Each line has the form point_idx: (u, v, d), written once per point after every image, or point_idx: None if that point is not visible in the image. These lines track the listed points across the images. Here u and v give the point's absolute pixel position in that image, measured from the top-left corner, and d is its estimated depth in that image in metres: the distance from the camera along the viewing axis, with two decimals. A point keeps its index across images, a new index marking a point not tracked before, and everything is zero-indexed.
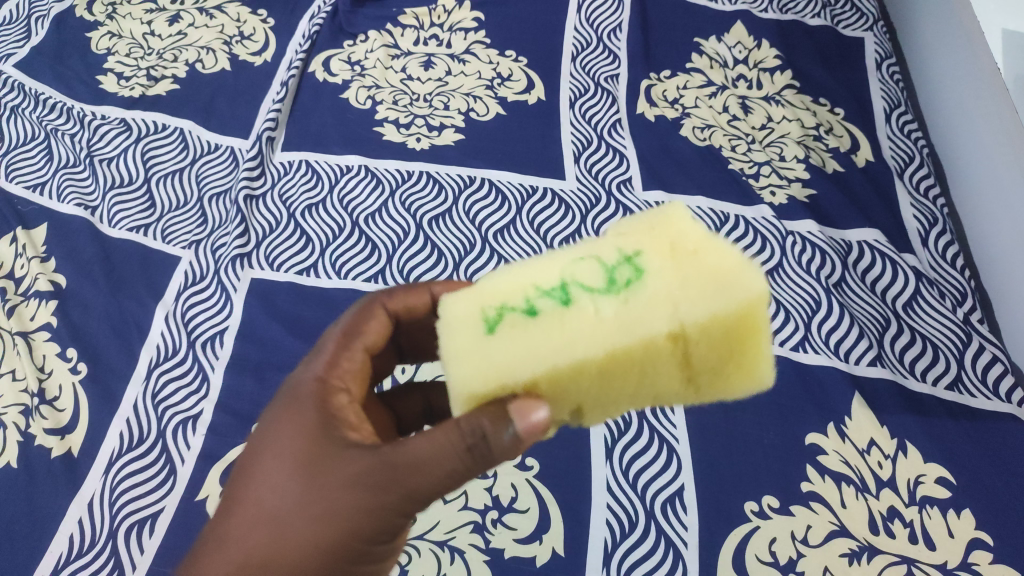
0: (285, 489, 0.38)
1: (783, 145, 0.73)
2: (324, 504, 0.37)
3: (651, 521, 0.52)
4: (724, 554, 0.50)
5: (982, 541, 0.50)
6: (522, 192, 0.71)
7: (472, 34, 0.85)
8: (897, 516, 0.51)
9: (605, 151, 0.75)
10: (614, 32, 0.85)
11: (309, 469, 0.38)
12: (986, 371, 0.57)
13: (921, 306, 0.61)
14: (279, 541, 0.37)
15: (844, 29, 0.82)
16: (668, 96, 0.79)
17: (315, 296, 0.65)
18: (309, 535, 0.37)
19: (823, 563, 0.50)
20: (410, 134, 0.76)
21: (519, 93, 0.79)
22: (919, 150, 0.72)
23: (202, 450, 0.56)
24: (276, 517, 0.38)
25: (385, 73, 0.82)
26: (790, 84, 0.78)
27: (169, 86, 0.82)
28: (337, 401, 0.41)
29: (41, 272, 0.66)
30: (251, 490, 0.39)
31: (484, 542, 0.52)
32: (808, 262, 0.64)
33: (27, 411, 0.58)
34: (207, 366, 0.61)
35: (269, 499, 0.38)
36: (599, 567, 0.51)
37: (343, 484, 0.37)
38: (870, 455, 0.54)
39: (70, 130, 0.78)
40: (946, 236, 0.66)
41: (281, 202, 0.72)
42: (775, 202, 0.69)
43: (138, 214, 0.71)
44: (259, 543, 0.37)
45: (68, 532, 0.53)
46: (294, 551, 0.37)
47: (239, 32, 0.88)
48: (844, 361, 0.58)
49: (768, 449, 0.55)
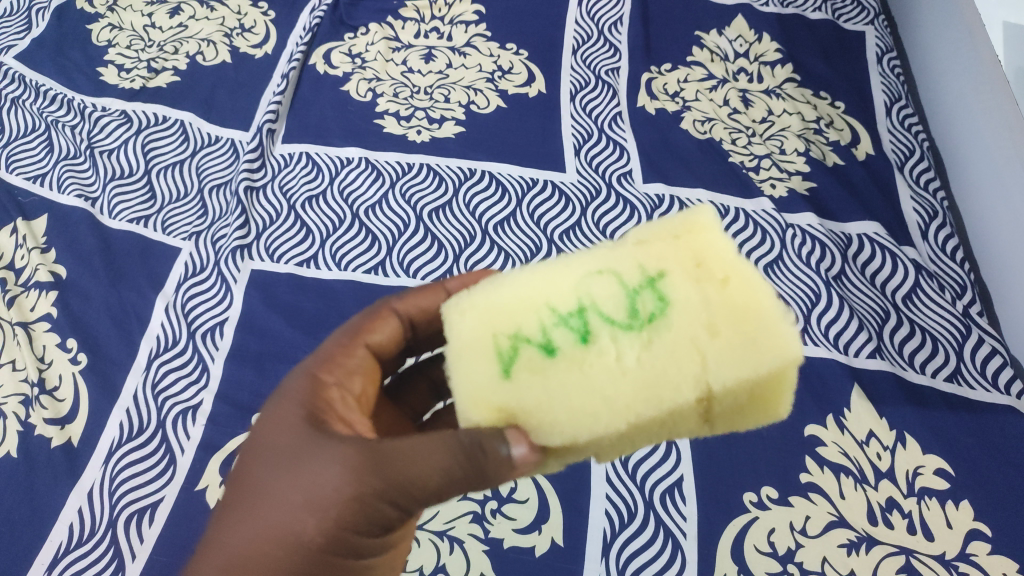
0: (267, 483, 0.39)
1: (783, 138, 0.73)
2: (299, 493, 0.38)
3: (650, 511, 0.52)
4: (722, 544, 0.50)
5: (981, 532, 0.50)
6: (523, 184, 0.71)
7: (473, 27, 0.85)
8: (896, 507, 0.51)
9: (606, 144, 0.75)
10: (614, 26, 0.85)
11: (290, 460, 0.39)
12: (986, 363, 0.57)
13: (921, 299, 0.61)
14: (269, 535, 0.38)
15: (845, 23, 0.82)
16: (668, 90, 0.79)
17: (316, 287, 0.65)
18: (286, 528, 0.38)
19: (821, 554, 0.50)
20: (410, 126, 0.76)
21: (520, 86, 0.79)
22: (919, 144, 0.72)
23: (202, 440, 0.56)
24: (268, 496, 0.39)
25: (385, 66, 0.82)
26: (791, 77, 0.78)
27: (169, 78, 0.82)
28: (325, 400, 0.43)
29: (42, 263, 0.66)
30: (241, 480, 0.41)
31: (483, 532, 0.52)
32: (808, 254, 0.64)
33: (27, 401, 0.58)
34: (207, 357, 0.61)
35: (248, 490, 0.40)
36: (597, 557, 0.51)
37: (323, 476, 0.38)
38: (869, 446, 0.54)
39: (70, 122, 0.78)
40: (946, 229, 0.66)
41: (281, 193, 0.72)
42: (775, 194, 0.69)
43: (138, 206, 0.71)
44: (242, 529, 0.38)
45: (68, 521, 0.53)
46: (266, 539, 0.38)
47: (240, 25, 0.88)
48: (843, 353, 0.58)
49: (767, 441, 0.55)
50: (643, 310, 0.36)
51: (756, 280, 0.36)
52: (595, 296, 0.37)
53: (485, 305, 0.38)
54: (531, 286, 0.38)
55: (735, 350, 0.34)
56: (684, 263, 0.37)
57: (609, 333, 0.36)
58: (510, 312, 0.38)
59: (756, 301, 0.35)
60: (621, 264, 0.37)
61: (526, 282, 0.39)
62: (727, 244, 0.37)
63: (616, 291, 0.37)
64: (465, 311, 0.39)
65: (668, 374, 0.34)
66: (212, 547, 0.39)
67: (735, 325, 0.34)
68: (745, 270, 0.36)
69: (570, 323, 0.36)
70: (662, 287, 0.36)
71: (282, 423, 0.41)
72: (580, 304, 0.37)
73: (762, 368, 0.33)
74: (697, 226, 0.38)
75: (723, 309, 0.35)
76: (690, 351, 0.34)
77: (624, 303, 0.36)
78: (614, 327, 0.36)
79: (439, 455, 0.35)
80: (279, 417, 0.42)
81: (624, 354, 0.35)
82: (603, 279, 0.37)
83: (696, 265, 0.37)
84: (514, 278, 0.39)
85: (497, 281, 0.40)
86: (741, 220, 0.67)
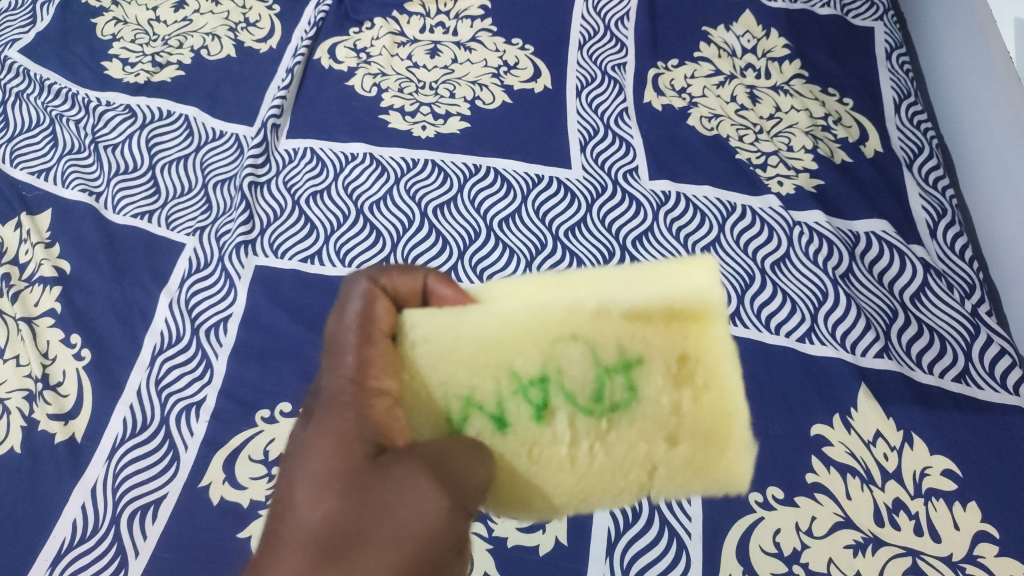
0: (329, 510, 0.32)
1: (791, 135, 0.72)
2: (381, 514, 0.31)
3: (655, 511, 0.52)
4: (728, 545, 0.50)
5: (988, 533, 0.50)
6: (528, 180, 0.71)
7: (479, 22, 0.85)
8: (902, 508, 0.51)
9: (612, 141, 0.74)
10: (621, 21, 0.84)
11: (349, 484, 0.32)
12: (994, 364, 0.57)
13: (930, 298, 0.60)
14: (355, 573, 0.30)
15: (854, 19, 0.81)
16: (675, 86, 0.78)
17: (320, 283, 0.64)
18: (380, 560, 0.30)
19: (827, 555, 0.50)
20: (415, 122, 0.76)
21: (526, 82, 0.79)
22: (928, 141, 0.71)
23: (205, 436, 0.56)
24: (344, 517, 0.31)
25: (390, 61, 0.82)
26: (799, 73, 0.77)
27: (174, 72, 0.82)
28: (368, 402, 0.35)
29: (46, 258, 0.66)
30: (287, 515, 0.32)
31: (487, 531, 0.52)
32: (816, 253, 0.64)
33: (31, 397, 0.58)
34: (211, 353, 0.60)
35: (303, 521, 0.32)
36: (601, 557, 0.50)
37: (386, 501, 0.31)
38: (876, 447, 0.54)
39: (75, 116, 0.78)
40: (955, 227, 0.65)
41: (286, 189, 0.72)
42: (782, 192, 0.68)
43: (142, 201, 0.71)
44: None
45: (71, 517, 0.53)
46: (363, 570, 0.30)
47: (245, 19, 0.87)
48: (851, 352, 0.58)
49: (773, 440, 0.54)
50: (609, 397, 0.35)
51: (732, 399, 0.35)
52: (564, 370, 0.34)
53: (443, 340, 0.35)
54: (494, 337, 0.35)
55: (684, 474, 0.35)
56: (668, 356, 0.34)
57: (568, 416, 0.35)
58: (466, 365, 0.35)
59: (725, 426, 0.35)
60: (602, 338, 0.34)
61: (487, 331, 0.35)
62: (720, 346, 0.34)
63: (587, 368, 0.34)
64: (421, 344, 0.36)
65: (613, 479, 0.36)
66: None
67: (695, 446, 0.35)
68: (725, 390, 0.35)
69: (530, 394, 0.35)
70: (635, 376, 0.34)
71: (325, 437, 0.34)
72: (545, 373, 0.34)
73: (704, 491, 0.36)
74: (689, 308, 0.34)
75: (686, 425, 0.35)
76: (642, 462, 0.35)
77: (591, 387, 0.35)
78: (574, 408, 0.35)
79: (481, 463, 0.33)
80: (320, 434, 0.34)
81: (578, 443, 0.35)
82: (574, 345, 0.34)
83: (679, 359, 0.34)
84: (476, 316, 0.35)
85: (458, 315, 0.35)
86: (748, 218, 0.67)
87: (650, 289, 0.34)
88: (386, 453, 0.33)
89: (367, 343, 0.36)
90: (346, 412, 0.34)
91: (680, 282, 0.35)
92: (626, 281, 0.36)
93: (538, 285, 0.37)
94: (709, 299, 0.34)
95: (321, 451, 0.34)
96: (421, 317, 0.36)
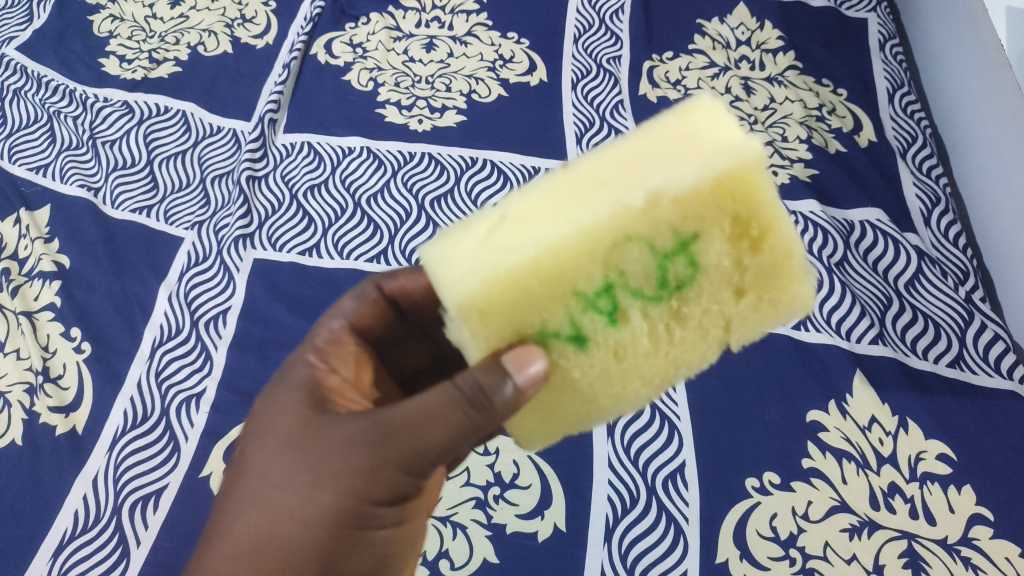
0: (273, 463, 0.37)
1: (786, 126, 0.73)
2: (315, 467, 0.36)
3: (652, 497, 0.52)
4: (725, 529, 0.51)
5: (983, 516, 0.50)
6: (524, 173, 0.71)
7: (474, 16, 0.85)
8: (898, 492, 0.51)
9: (607, 133, 0.75)
10: (615, 14, 0.85)
11: (290, 441, 0.37)
12: (988, 349, 0.57)
13: (923, 285, 0.61)
14: (284, 512, 0.36)
15: (847, 10, 0.82)
16: (670, 78, 0.78)
17: (318, 276, 0.65)
18: (306, 508, 0.36)
19: (823, 538, 0.50)
20: (411, 115, 0.76)
21: (521, 75, 0.79)
22: (922, 131, 0.72)
23: (205, 427, 0.56)
24: (284, 455, 0.37)
25: (387, 56, 0.82)
26: (793, 65, 0.78)
27: (171, 68, 0.82)
28: (327, 384, 0.41)
29: (45, 252, 0.66)
30: (242, 473, 0.38)
31: (486, 518, 0.52)
32: (810, 241, 0.64)
33: (31, 390, 0.58)
34: (210, 345, 0.61)
35: (258, 475, 0.38)
36: (600, 542, 0.51)
37: (339, 448, 0.36)
38: (871, 432, 0.54)
39: (72, 112, 0.78)
40: (948, 215, 0.66)
41: (283, 183, 0.72)
42: (777, 181, 0.69)
43: (140, 196, 0.71)
44: (258, 517, 0.36)
45: (73, 508, 0.53)
46: (290, 516, 0.36)
47: (241, 15, 0.87)
48: (845, 339, 0.58)
49: (769, 425, 0.55)
50: (675, 279, 0.34)
51: (788, 235, 0.35)
52: (628, 277, 0.34)
53: (503, 292, 0.33)
54: (553, 266, 0.32)
55: (754, 315, 0.37)
56: (721, 222, 0.33)
57: (642, 311, 0.35)
58: (535, 302, 0.34)
59: (785, 256, 0.35)
60: (658, 234, 0.33)
61: (545, 262, 0.32)
62: (770, 197, 0.33)
63: (648, 262, 0.34)
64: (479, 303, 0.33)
65: (696, 346, 0.37)
66: (225, 523, 0.37)
67: (764, 284, 0.36)
68: (780, 229, 0.34)
69: (599, 305, 0.34)
70: (696, 252, 0.34)
71: (285, 407, 0.39)
72: (609, 282, 0.34)
73: (774, 325, 0.38)
74: (738, 175, 0.32)
75: (755, 273, 0.35)
76: (716, 319, 0.36)
77: (655, 279, 0.34)
78: (644, 301, 0.35)
79: (444, 407, 0.34)
80: (274, 402, 0.40)
81: (660, 331, 0.36)
82: (636, 251, 0.33)
83: (731, 220, 0.34)
84: (526, 263, 0.32)
85: (511, 264, 0.32)
86: None
87: (686, 157, 0.33)
88: (339, 421, 0.37)
89: (336, 339, 0.45)
90: (298, 391, 0.40)
91: (714, 147, 0.33)
92: (651, 151, 0.33)
93: (554, 185, 0.34)
94: (751, 155, 0.32)
95: (272, 419, 0.39)
96: (463, 281, 0.32)
